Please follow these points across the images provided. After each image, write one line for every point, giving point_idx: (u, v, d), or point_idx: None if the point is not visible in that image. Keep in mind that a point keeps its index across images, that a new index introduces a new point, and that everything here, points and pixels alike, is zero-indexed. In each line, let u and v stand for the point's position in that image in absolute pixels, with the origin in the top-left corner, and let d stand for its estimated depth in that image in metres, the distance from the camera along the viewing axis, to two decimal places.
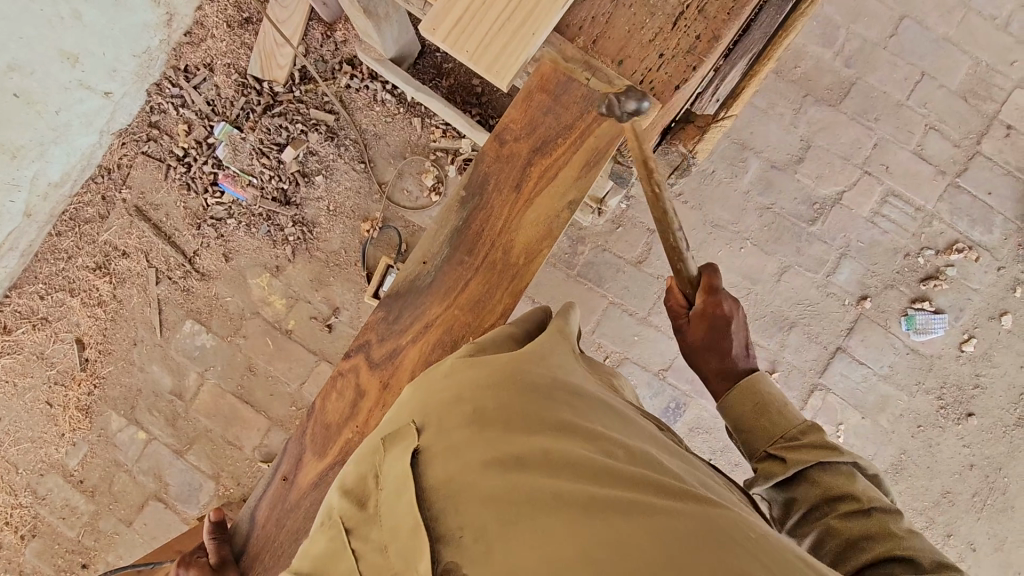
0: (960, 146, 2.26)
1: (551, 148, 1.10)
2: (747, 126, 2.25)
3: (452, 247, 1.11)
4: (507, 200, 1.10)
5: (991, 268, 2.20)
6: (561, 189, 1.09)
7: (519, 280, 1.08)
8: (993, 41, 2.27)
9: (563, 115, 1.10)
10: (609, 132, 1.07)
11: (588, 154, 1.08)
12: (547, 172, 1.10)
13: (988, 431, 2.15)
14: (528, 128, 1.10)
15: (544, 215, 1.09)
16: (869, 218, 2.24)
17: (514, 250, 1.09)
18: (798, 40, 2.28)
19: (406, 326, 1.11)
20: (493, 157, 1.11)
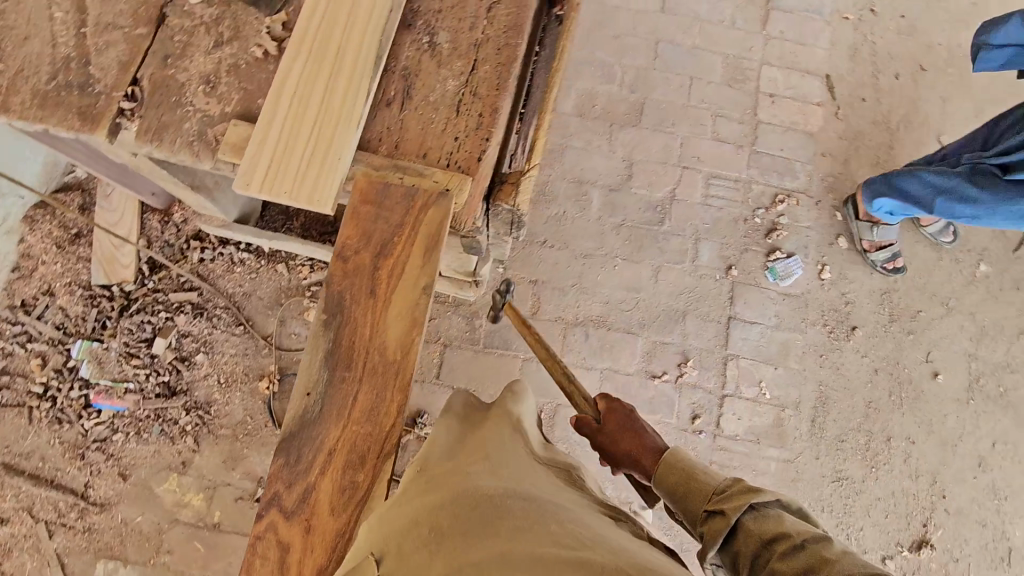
0: (744, 121, 2.68)
1: (391, 250, 1.09)
2: (576, 165, 2.53)
3: (330, 368, 1.03)
4: (367, 308, 1.06)
5: (811, 205, 2.58)
6: (414, 278, 1.08)
7: (404, 374, 1.03)
8: (729, 38, 2.78)
9: (391, 217, 1.11)
10: (439, 215, 1.10)
11: (427, 240, 1.09)
12: (396, 270, 1.09)
13: (875, 336, 2.41)
14: (364, 238, 1.10)
15: (406, 308, 1.06)
16: (703, 201, 2.55)
17: (388, 347, 1.04)
18: (588, 84, 2.65)
19: (310, 461, 1.00)
20: (341, 275, 1.07)
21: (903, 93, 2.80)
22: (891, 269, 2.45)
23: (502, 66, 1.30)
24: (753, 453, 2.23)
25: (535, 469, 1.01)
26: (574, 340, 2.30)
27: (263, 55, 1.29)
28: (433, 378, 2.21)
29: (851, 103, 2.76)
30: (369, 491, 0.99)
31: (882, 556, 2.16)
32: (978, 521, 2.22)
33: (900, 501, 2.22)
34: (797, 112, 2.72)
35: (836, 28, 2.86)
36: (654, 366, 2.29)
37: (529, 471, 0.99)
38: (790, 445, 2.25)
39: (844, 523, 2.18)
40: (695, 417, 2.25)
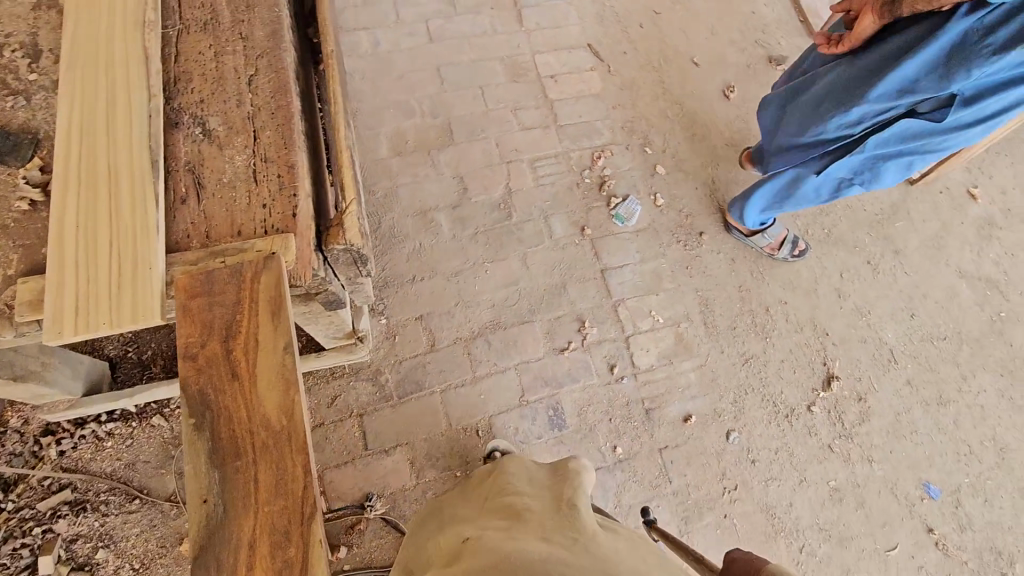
0: (540, 105, 2.94)
1: (238, 329, 1.07)
2: (414, 198, 2.61)
3: (218, 466, 0.98)
4: (234, 392, 1.02)
5: (623, 151, 2.88)
6: (271, 345, 1.07)
7: (297, 436, 1.01)
8: (497, 43, 3.05)
9: (226, 298, 1.08)
10: (273, 277, 1.10)
11: (269, 304, 1.08)
12: (250, 344, 1.06)
13: (719, 233, 2.72)
14: (206, 329, 1.06)
15: (275, 375, 1.04)
16: (536, 183, 2.73)
17: (271, 418, 1.01)
18: (393, 125, 2.77)
19: (232, 565, 0.93)
20: (194, 374, 1.03)
21: (653, 37, 3.24)
22: (799, 254, 2.66)
23: (283, 126, 1.34)
24: (672, 373, 2.41)
25: (584, 537, 1.26)
26: (480, 351, 2.35)
27: (31, 206, 1.23)
28: (363, 451, 2.12)
29: (616, 59, 3.14)
30: (307, 562, 0.94)
31: (807, 405, 2.42)
32: (860, 341, 2.57)
33: (798, 354, 2.51)
34: (579, 82, 3.03)
35: (578, 5, 3.25)
36: (558, 341, 2.41)
37: (573, 542, 1.23)
38: (698, 352, 2.46)
39: (767, 394, 2.42)
40: (613, 367, 2.39)
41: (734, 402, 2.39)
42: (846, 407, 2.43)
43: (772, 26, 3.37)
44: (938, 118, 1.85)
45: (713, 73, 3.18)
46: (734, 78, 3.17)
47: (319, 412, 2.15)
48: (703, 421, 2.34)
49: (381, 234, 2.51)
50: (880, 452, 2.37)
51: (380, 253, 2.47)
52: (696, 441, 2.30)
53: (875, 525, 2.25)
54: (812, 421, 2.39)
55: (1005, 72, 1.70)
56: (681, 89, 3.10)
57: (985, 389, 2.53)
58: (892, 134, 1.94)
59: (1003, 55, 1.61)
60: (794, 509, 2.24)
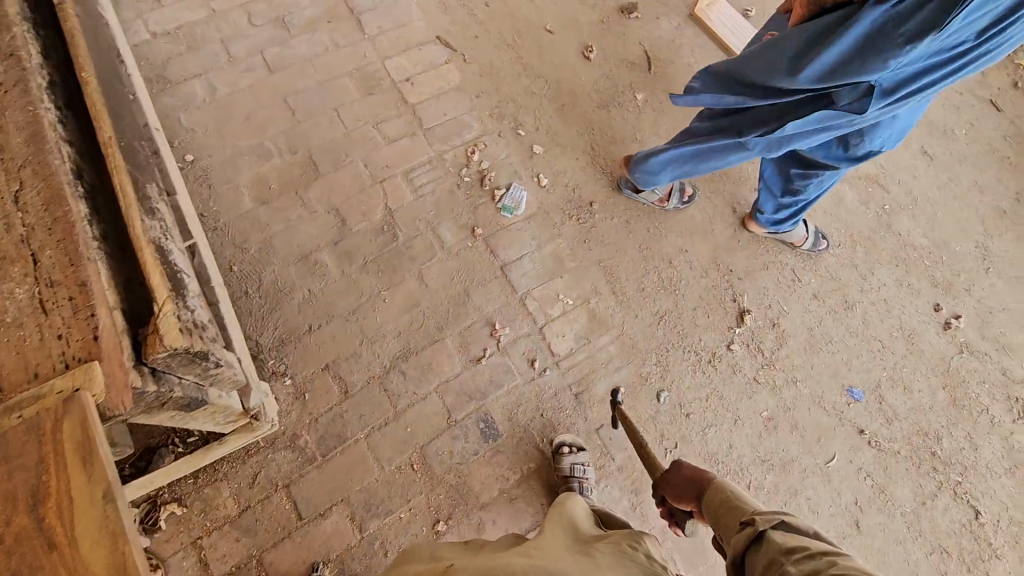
0: (402, 112, 2.79)
1: (45, 491, 0.96)
2: (292, 244, 2.47)
3: None
4: (55, 564, 0.91)
5: (497, 139, 2.79)
6: (89, 497, 0.97)
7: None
8: (342, 57, 2.88)
9: (25, 461, 0.97)
10: (78, 422, 1.01)
11: (79, 454, 0.99)
12: (64, 504, 0.96)
13: (608, 198, 2.71)
14: (7, 504, 0.94)
15: (99, 530, 0.95)
16: (416, 195, 2.62)
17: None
18: (252, 172, 2.59)
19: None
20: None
21: (501, 11, 3.12)
22: (689, 199, 2.69)
23: (65, 241, 1.20)
24: (592, 352, 2.41)
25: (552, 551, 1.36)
26: (396, 385, 2.27)
27: None
28: (299, 523, 2.04)
29: (469, 44, 3.01)
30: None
31: (726, 345, 2.47)
32: (764, 269, 2.62)
33: (708, 297, 2.55)
34: (437, 78, 2.90)
35: None
36: (474, 351, 2.36)
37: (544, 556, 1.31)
38: (613, 324, 2.46)
39: (687, 346, 2.45)
40: (534, 362, 2.37)
41: (658, 362, 2.41)
42: (763, 337, 2.49)
43: None
44: (856, 109, 1.79)
45: (570, 35, 3.10)
46: (592, 36, 3.11)
47: (243, 495, 2.04)
48: (632, 390, 2.36)
49: (265, 292, 2.36)
50: (802, 371, 2.45)
51: (269, 311, 2.34)
52: (629, 411, 2.32)
53: (811, 442, 2.34)
54: (733, 359, 2.45)
55: (915, 62, 1.67)
56: (541, 59, 3.02)
57: (885, 283, 2.64)
58: (807, 121, 1.88)
59: (914, 46, 1.56)
60: (734, 449, 2.30)
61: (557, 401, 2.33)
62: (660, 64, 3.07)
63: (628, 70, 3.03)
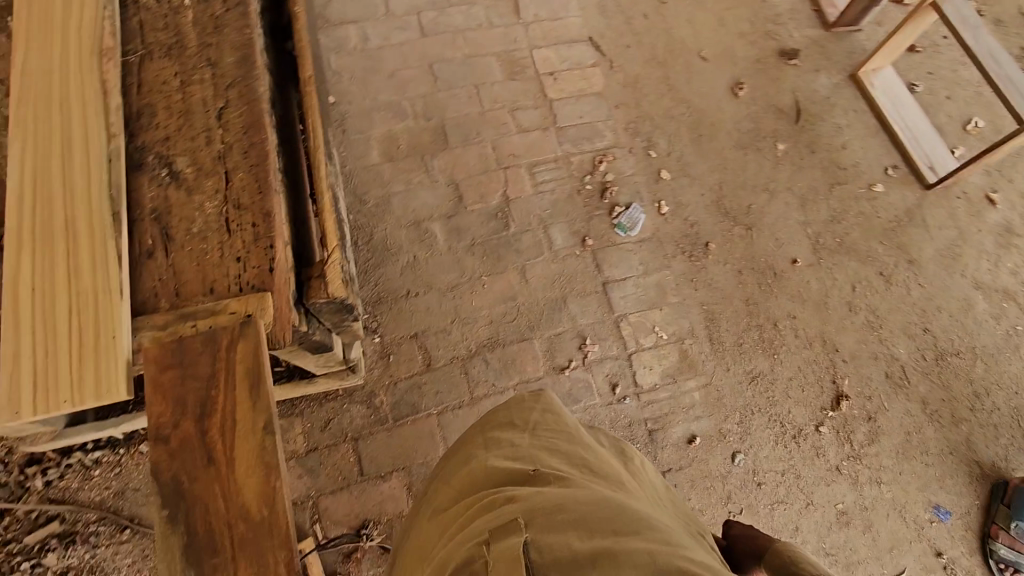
0: (538, 105, 2.78)
1: (213, 402, 1.07)
2: (408, 209, 2.51)
3: (188, 533, 1.01)
4: (211, 479, 1.04)
5: (627, 154, 2.73)
6: (251, 424, 1.07)
7: (279, 528, 1.02)
8: (493, 37, 2.89)
9: (198, 369, 1.07)
10: (250, 349, 1.09)
11: (247, 378, 1.08)
12: (225, 420, 1.07)
13: (726, 243, 2.61)
14: (180, 407, 1.06)
15: (254, 458, 1.06)
16: (535, 191, 2.61)
17: (251, 508, 1.03)
18: (385, 128, 2.64)
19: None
20: (167, 457, 1.04)
21: (658, 28, 3.04)
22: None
23: (258, 168, 1.23)
24: (676, 394, 2.33)
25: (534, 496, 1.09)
26: (477, 372, 2.28)
27: None
28: (358, 477, 2.10)
29: (619, 52, 2.95)
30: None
31: (815, 425, 2.35)
32: (871, 357, 2.48)
33: (807, 371, 2.43)
34: (580, 79, 2.86)
35: None
36: (558, 360, 2.33)
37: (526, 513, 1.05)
38: (703, 371, 2.38)
39: (774, 414, 2.34)
40: (615, 387, 2.32)
41: (740, 422, 2.32)
42: (855, 427, 2.36)
43: (785, 16, 3.16)
44: None
45: (725, 66, 2.98)
46: (746, 72, 2.97)
47: (313, 436, 2.11)
48: (708, 442, 2.28)
49: (374, 248, 2.42)
50: (889, 473, 2.31)
51: (374, 268, 2.39)
52: (700, 464, 2.24)
53: (881, 549, 2.21)
54: (819, 441, 2.33)
55: None
56: (688, 84, 2.92)
57: (999, 407, 2.45)
58: None
59: None
60: (798, 532, 2.20)
61: (630, 433, 2.26)
62: (809, 118, 2.91)
63: (777, 115, 2.90)
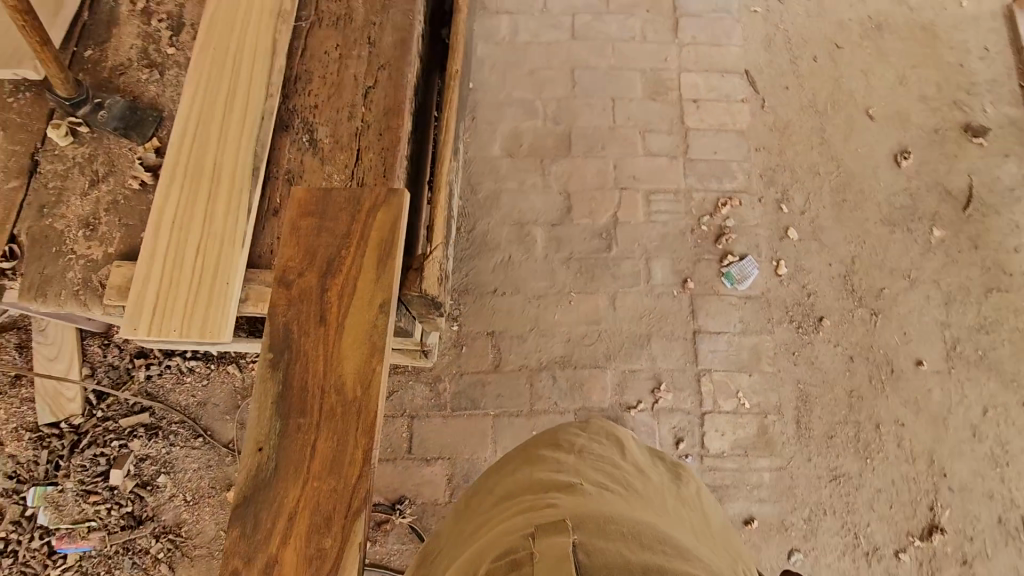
0: (673, 132, 2.66)
1: (338, 264, 1.17)
2: (515, 208, 2.52)
3: (289, 377, 1.13)
4: (319, 336, 1.14)
5: (755, 203, 2.54)
6: (367, 294, 1.16)
7: (368, 404, 1.11)
8: (643, 52, 2.79)
9: (336, 225, 1.18)
10: (389, 216, 1.19)
11: (377, 244, 1.17)
12: (346, 283, 1.16)
13: (842, 323, 2.37)
14: (310, 256, 1.16)
15: (362, 336, 1.14)
16: (646, 220, 2.51)
17: (347, 385, 1.12)
18: (513, 124, 2.66)
19: (267, 532, 1.06)
20: (285, 302, 1.14)
21: (826, 74, 2.78)
22: None
23: (387, 151, 1.27)
24: (743, 468, 2.16)
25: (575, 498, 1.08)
26: (542, 386, 2.25)
27: (141, 186, 1.24)
28: (406, 453, 2.16)
29: (775, 93, 2.74)
30: (339, 557, 1.05)
31: (896, 550, 2.08)
32: (986, 495, 2.14)
33: (903, 488, 2.14)
34: (724, 113, 2.69)
35: (746, 23, 2.87)
36: (627, 397, 2.24)
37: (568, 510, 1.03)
38: (781, 453, 2.18)
39: (850, 524, 2.11)
40: (679, 442, 2.19)
41: (808, 520, 2.11)
42: (943, 567, 2.07)
43: (982, 87, 2.77)
44: None
45: (893, 130, 2.67)
46: (915, 142, 2.65)
47: None
48: (766, 530, 2.09)
49: (473, 238, 2.46)
50: None
51: (469, 257, 2.43)
52: (750, 551, 2.07)
53: None
54: (895, 568, 2.06)
55: None
56: (844, 141, 2.66)
57: None
58: None
59: None
60: None
61: None
62: (980, 207, 2.54)
63: (941, 196, 2.56)
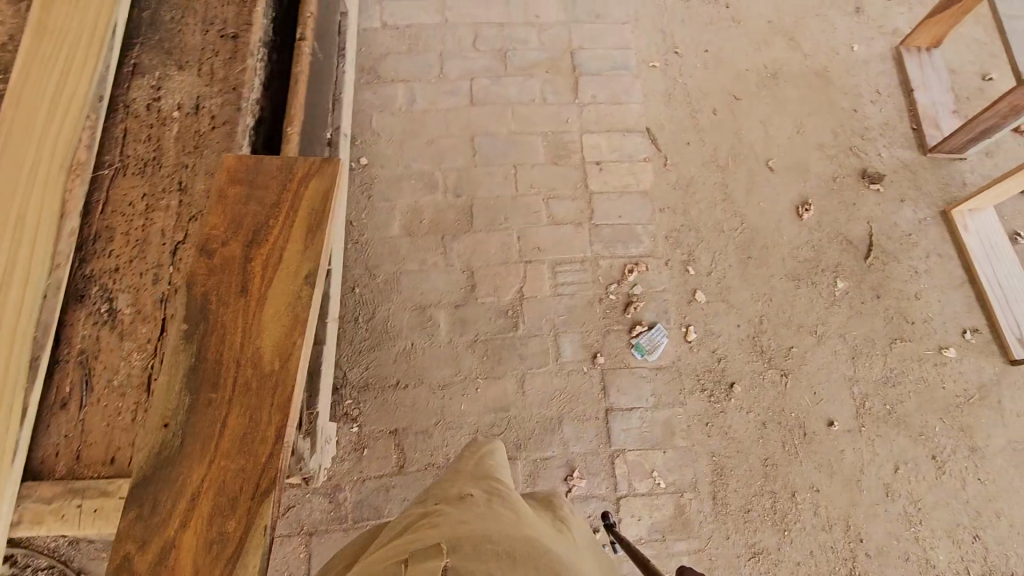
0: (576, 196, 2.59)
1: (265, 235, 1.22)
2: (416, 291, 2.40)
3: (202, 350, 1.14)
4: (237, 307, 1.17)
5: (662, 267, 2.50)
6: (294, 268, 1.21)
7: (283, 383, 1.14)
8: (543, 115, 2.73)
9: (263, 199, 1.23)
10: (321, 189, 1.26)
11: (305, 219, 1.24)
12: (270, 256, 1.21)
13: (753, 388, 2.34)
14: (234, 225, 1.20)
15: (284, 311, 1.18)
16: (553, 293, 2.43)
17: (265, 359, 1.15)
18: (411, 199, 2.54)
19: (167, 513, 1.05)
20: (206, 274, 1.17)
21: (726, 126, 2.77)
22: None
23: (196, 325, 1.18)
24: (660, 553, 2.11)
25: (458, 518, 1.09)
26: None
27: None
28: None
29: (677, 149, 2.71)
30: (244, 533, 1.05)
31: None
32: (900, 556, 2.15)
33: (819, 558, 2.13)
34: (627, 173, 2.65)
35: (645, 78, 2.85)
36: (539, 488, 2.16)
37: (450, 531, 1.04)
38: (697, 533, 2.14)
39: None
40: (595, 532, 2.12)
41: None
42: None
43: (876, 131, 2.81)
44: None
45: (793, 182, 2.68)
46: (816, 192, 2.66)
47: None
48: None
49: (373, 328, 2.33)
50: None
51: (368, 349, 2.30)
52: None
53: None
54: None
55: None
56: (746, 195, 2.65)
57: None
58: None
59: None
60: None
61: None
62: (881, 255, 2.56)
63: (843, 247, 2.57)
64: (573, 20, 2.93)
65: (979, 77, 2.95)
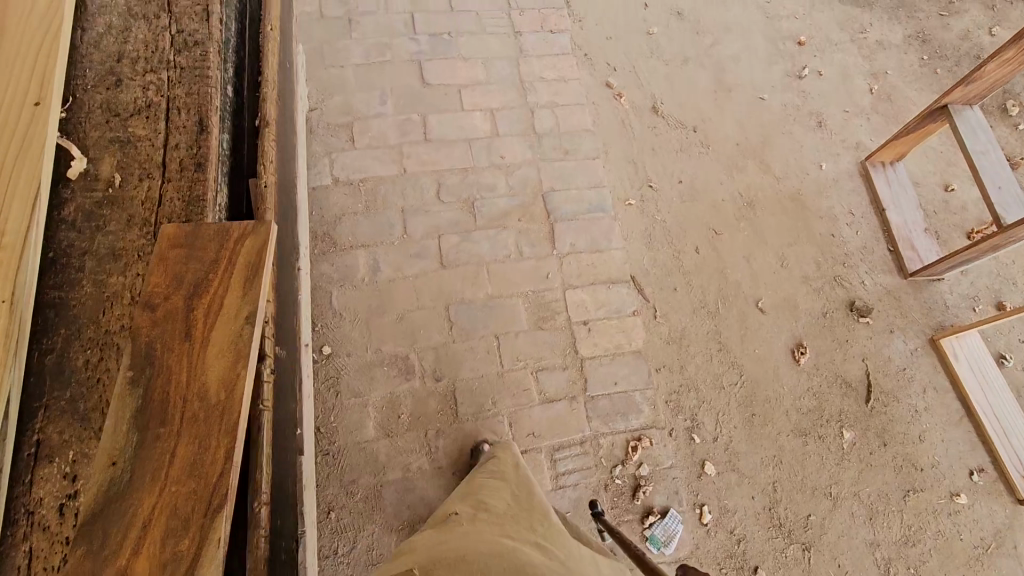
0: (567, 365, 2.39)
1: (202, 293, 0.92)
2: (403, 506, 2.12)
3: (144, 390, 0.86)
4: (182, 352, 0.89)
5: (666, 438, 2.32)
6: (235, 313, 0.93)
7: (234, 414, 0.88)
8: (521, 271, 2.52)
9: (202, 255, 0.94)
10: (256, 247, 0.97)
11: (246, 266, 0.95)
12: (215, 302, 0.93)
13: (777, 569, 2.19)
14: (174, 283, 0.93)
15: (228, 345, 0.91)
16: (554, 486, 2.20)
17: (210, 390, 0.88)
18: (386, 390, 2.27)
19: (117, 543, 0.77)
20: (147, 325, 0.90)
21: (712, 265, 2.65)
22: None
23: None
24: None
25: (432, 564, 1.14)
26: None
27: None
28: None
29: (665, 297, 2.56)
30: (196, 564, 0.78)
31: None
32: None
33: None
34: (617, 332, 2.47)
35: (624, 217, 2.70)
36: None
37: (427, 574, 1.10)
38: None
39: None
40: None
41: None
42: None
43: (856, 256, 2.76)
44: None
45: (785, 322, 2.57)
46: (809, 331, 2.57)
47: None
48: None
49: (356, 562, 2.03)
50: None
51: None
52: None
53: None
54: None
55: None
56: (741, 343, 2.51)
57: None
58: None
59: None
60: None
61: None
62: (881, 396, 2.49)
63: (844, 391, 2.48)
64: (541, 157, 2.76)
65: (942, 188, 2.97)
